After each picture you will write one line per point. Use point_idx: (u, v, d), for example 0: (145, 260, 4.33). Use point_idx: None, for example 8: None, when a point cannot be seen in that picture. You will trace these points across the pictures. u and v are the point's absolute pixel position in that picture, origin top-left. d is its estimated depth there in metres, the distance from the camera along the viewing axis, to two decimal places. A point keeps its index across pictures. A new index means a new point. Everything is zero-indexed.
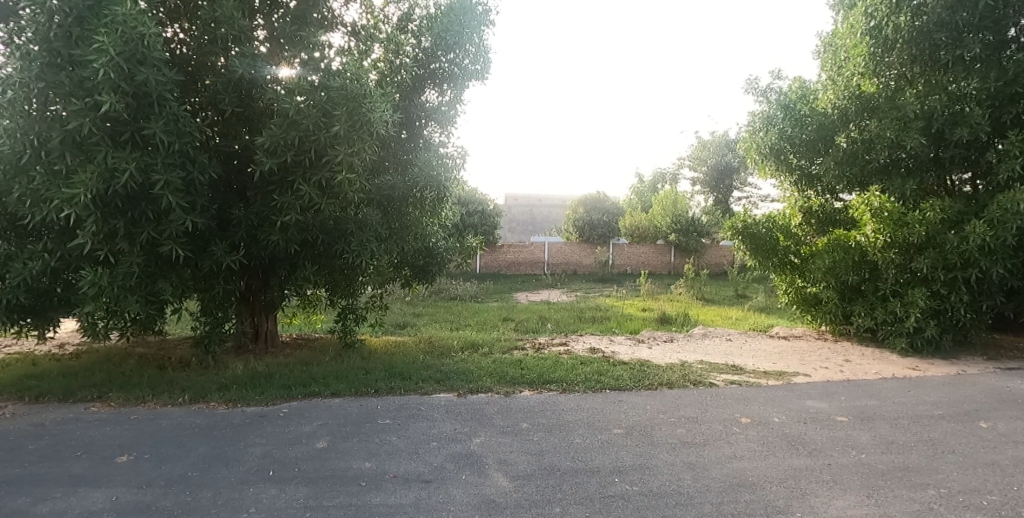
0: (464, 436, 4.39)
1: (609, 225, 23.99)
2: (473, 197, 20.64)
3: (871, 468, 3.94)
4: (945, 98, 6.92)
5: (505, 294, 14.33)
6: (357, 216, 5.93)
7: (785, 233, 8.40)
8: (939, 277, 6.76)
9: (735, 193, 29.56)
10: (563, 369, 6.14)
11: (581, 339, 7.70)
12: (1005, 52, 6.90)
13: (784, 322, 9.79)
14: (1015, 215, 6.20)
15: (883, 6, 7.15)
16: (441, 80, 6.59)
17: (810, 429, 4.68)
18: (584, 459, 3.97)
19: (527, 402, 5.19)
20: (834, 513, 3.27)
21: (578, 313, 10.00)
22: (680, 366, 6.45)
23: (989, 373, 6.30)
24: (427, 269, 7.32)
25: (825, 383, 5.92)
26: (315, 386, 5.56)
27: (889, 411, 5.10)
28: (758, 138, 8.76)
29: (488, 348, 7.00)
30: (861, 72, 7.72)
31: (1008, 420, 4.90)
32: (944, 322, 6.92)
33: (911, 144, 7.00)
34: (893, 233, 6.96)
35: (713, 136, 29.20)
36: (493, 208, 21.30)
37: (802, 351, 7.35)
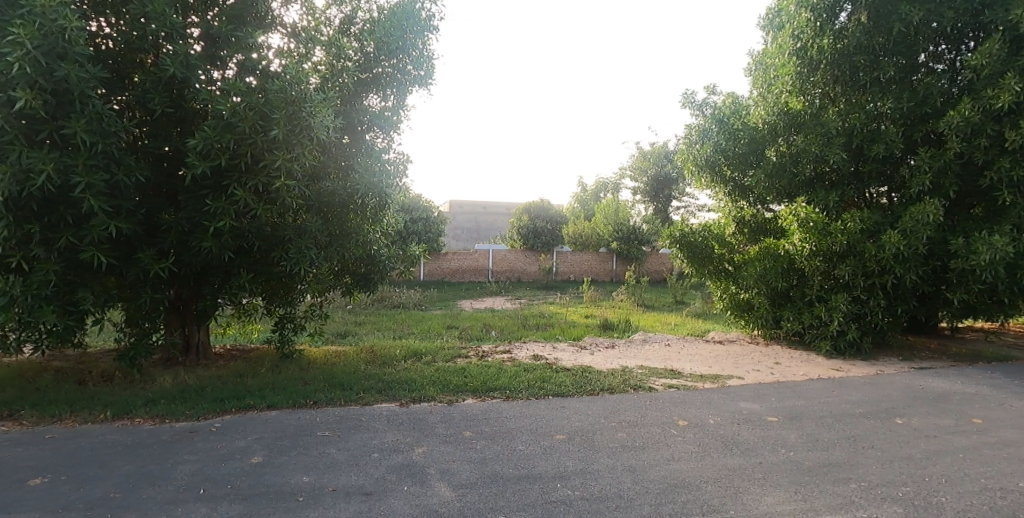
0: (406, 446, 4.32)
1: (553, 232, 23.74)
2: (417, 204, 20.41)
3: (799, 466, 4.19)
4: (863, 116, 7.37)
5: (450, 302, 14.19)
6: (295, 222, 5.73)
7: (719, 241, 8.63)
8: (860, 283, 7.12)
9: (674, 202, 30.50)
10: (506, 376, 6.11)
11: (524, 346, 7.70)
12: (916, 75, 7.35)
13: (721, 328, 10.11)
14: (924, 227, 6.60)
15: (808, 29, 7.66)
16: (385, 86, 6.46)
17: (743, 429, 4.88)
18: (527, 466, 4.00)
19: (470, 410, 5.14)
20: (762, 512, 3.46)
21: (521, 321, 9.98)
22: (621, 371, 6.52)
23: (905, 372, 6.73)
24: (368, 278, 7.09)
25: (756, 385, 6.15)
26: (248, 399, 5.34)
27: (815, 410, 5.39)
28: (693, 150, 8.89)
29: (431, 357, 6.90)
30: (788, 90, 8.14)
31: (920, 416, 5.29)
32: (864, 326, 7.35)
33: (834, 159, 7.36)
34: (818, 242, 7.23)
35: (653, 147, 30.09)
36: (437, 216, 21.10)
37: (735, 355, 7.59)
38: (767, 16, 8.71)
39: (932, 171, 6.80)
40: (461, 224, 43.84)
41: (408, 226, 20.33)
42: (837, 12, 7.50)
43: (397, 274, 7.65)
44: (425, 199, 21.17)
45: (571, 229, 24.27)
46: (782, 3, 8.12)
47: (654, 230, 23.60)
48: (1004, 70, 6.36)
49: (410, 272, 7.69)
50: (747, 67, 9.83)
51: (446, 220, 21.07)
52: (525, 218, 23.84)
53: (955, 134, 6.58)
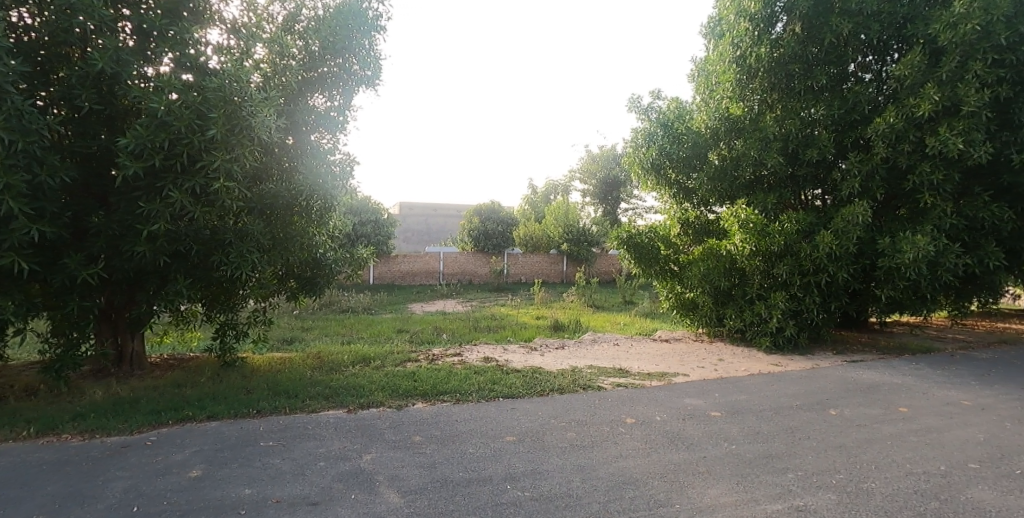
0: (354, 453, 4.23)
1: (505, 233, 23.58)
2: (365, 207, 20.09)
3: (740, 458, 4.34)
4: (798, 122, 7.71)
5: (399, 305, 14.00)
6: (236, 225, 5.52)
7: (665, 242, 8.89)
8: (796, 282, 7.45)
9: (622, 204, 31.17)
10: (456, 379, 6.08)
11: (475, 349, 7.67)
12: (845, 85, 7.74)
13: (667, 327, 10.40)
14: (854, 228, 6.95)
15: (747, 38, 7.99)
16: (330, 86, 6.35)
17: (688, 424, 5.02)
18: (478, 469, 3.99)
19: (420, 414, 5.08)
20: (707, 504, 3.57)
21: (472, 323, 9.96)
22: (571, 371, 6.59)
23: (838, 365, 7.09)
24: (314, 282, 6.90)
25: (700, 382, 6.34)
26: (187, 410, 5.10)
27: (755, 404, 5.60)
28: (639, 153, 9.08)
29: (380, 361, 6.78)
30: (729, 96, 8.49)
31: (851, 407, 5.59)
32: (800, 322, 7.70)
33: (771, 163, 7.69)
34: (757, 242, 7.51)
35: (602, 150, 30.66)
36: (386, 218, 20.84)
37: (681, 353, 7.80)
38: (708, 24, 9.00)
39: (862, 176, 7.16)
40: (412, 227, 43.47)
41: (356, 229, 20.02)
42: (773, 22, 7.85)
43: (344, 277, 7.49)
44: (374, 202, 20.90)
45: (520, 231, 24.25)
46: (722, 12, 8.43)
47: (604, 232, 24.05)
48: (924, 81, 6.77)
49: (358, 275, 7.54)
50: (690, 73, 10.14)
51: (395, 223, 20.87)
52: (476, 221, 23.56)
53: (881, 140, 6.96)
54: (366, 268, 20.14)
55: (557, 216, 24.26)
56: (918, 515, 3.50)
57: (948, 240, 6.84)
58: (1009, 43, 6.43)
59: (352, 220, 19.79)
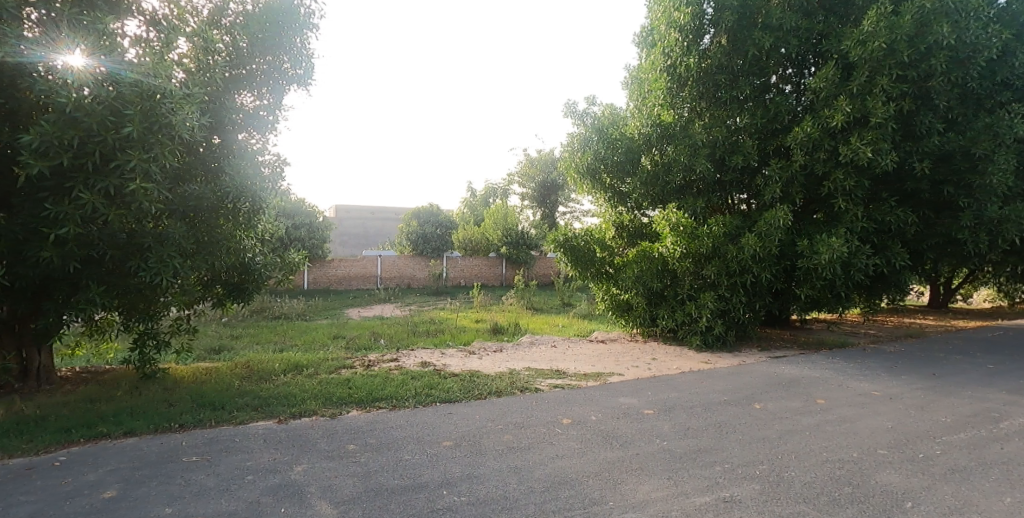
0: (285, 466, 4.08)
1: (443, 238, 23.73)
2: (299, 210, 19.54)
3: (671, 453, 4.50)
4: (724, 130, 8.06)
5: (335, 311, 13.67)
6: (155, 229, 5.22)
7: (600, 245, 9.02)
8: (724, 282, 7.81)
9: (560, 208, 31.63)
10: (392, 385, 5.98)
11: (412, 354, 7.58)
12: (768, 95, 8.13)
13: (604, 328, 10.63)
14: (776, 231, 7.31)
15: (676, 48, 8.34)
16: (259, 84, 6.10)
17: (622, 423, 5.15)
18: (414, 476, 3.94)
19: (354, 422, 4.97)
20: (639, 500, 3.67)
21: (411, 327, 9.85)
22: (509, 374, 6.63)
23: (762, 361, 7.46)
24: (242, 288, 6.67)
25: (634, 381, 6.52)
26: (101, 426, 4.78)
27: (686, 401, 5.81)
28: (575, 158, 9.35)
29: (313, 369, 6.59)
30: (659, 103, 8.76)
31: (773, 400, 5.90)
32: (728, 321, 8.07)
33: (700, 168, 8.03)
34: (687, 245, 7.82)
35: (540, 154, 31.02)
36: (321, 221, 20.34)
37: (616, 353, 8.01)
38: (641, 34, 9.33)
39: (782, 181, 7.63)
40: (351, 231, 42.59)
41: (290, 232, 19.41)
42: (701, 34, 8.17)
43: (274, 283, 7.21)
44: (309, 205, 20.45)
45: (458, 235, 23.93)
46: (654, 22, 8.75)
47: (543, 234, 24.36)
48: (837, 94, 7.23)
49: (289, 281, 7.30)
50: (624, 81, 10.42)
51: (331, 226, 20.47)
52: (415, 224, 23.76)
53: (800, 148, 7.42)
54: (300, 272, 19.52)
55: (497, 219, 24.38)
56: (831, 500, 3.73)
57: (859, 243, 7.33)
58: (912, 60, 6.94)
59: (285, 224, 19.19)
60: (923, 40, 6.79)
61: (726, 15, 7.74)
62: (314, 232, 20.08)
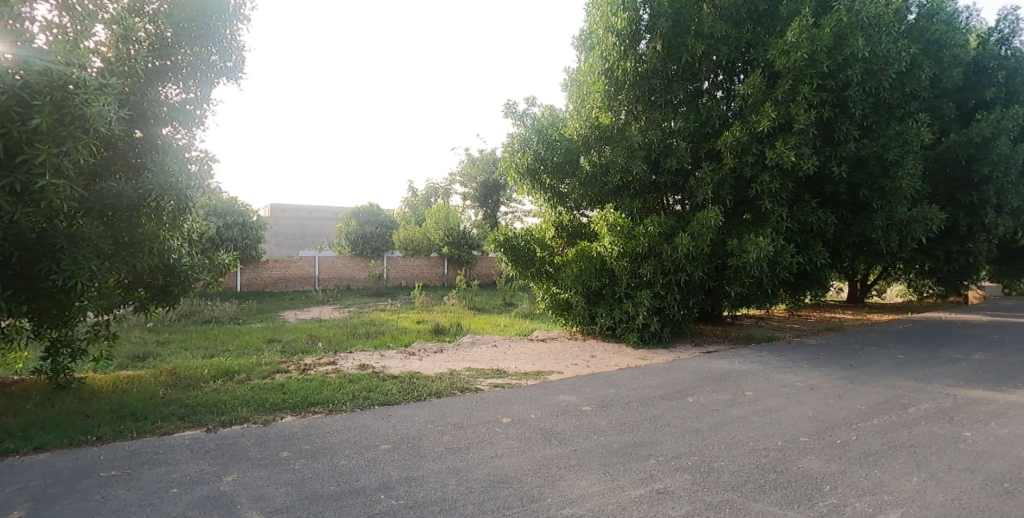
0: (213, 476, 3.92)
1: (383, 238, 23.28)
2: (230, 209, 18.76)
3: (608, 448, 4.62)
4: (659, 133, 8.37)
5: (270, 313, 13.22)
6: (69, 229, 4.90)
7: (541, 245, 9.13)
8: (659, 281, 8.06)
9: (502, 208, 31.64)
10: (329, 389, 5.86)
11: (350, 356, 7.44)
12: (701, 100, 8.47)
13: (545, 326, 10.77)
14: (707, 230, 7.68)
15: (614, 52, 8.53)
16: (185, 76, 5.81)
17: (560, 420, 5.24)
18: (350, 481, 3.87)
19: (288, 428, 4.83)
20: (576, 495, 3.75)
21: (350, 329, 9.66)
22: (449, 374, 6.62)
23: (696, 356, 7.77)
24: (167, 291, 6.26)
25: (573, 378, 6.64)
26: (7, 442, 4.44)
27: (623, 396, 5.97)
28: (515, 157, 9.22)
29: (244, 374, 6.36)
30: (598, 106, 8.94)
31: (705, 393, 6.15)
32: (664, 318, 8.33)
33: (636, 170, 8.28)
34: (624, 245, 8.04)
35: (481, 154, 31.11)
36: (255, 221, 19.61)
37: (556, 351, 8.13)
38: (579, 36, 9.45)
39: (713, 183, 7.99)
40: (289, 231, 41.42)
41: (220, 232, 18.62)
42: (638, 39, 8.42)
43: (203, 286, 6.90)
44: (241, 204, 19.67)
45: (399, 235, 23.76)
46: (592, 26, 8.89)
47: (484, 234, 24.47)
48: (763, 101, 7.60)
49: (219, 283, 7.00)
50: (563, 82, 10.58)
51: (266, 225, 19.79)
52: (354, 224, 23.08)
53: (730, 152, 7.77)
54: (231, 274, 18.73)
55: (438, 219, 24.28)
56: (756, 486, 3.94)
57: (784, 242, 7.76)
58: (831, 70, 7.36)
59: (216, 223, 18.40)
60: (842, 51, 7.18)
61: (661, 21, 8.04)
62: (247, 232, 19.32)
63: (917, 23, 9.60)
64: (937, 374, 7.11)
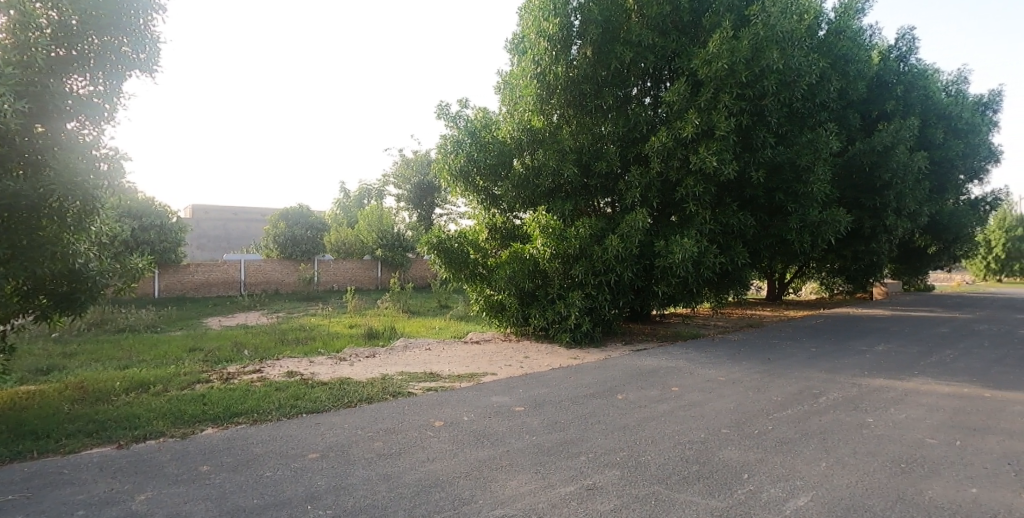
0: (124, 495, 3.70)
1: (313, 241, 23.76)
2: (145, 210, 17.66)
3: (540, 447, 4.71)
4: (590, 138, 8.69)
5: (192, 321, 12.58)
6: None
7: (474, 247, 9.17)
8: (590, 281, 8.27)
9: (437, 210, 31.42)
10: (253, 398, 5.66)
11: (277, 363, 7.21)
12: (629, 106, 8.81)
13: (479, 328, 10.81)
14: (636, 232, 7.98)
15: (546, 57, 8.65)
16: (94, 67, 5.43)
17: (493, 422, 5.29)
18: (275, 493, 3.76)
19: (209, 441, 4.63)
20: (508, 495, 3.80)
21: (279, 336, 9.36)
22: (380, 379, 6.54)
23: (626, 354, 8.02)
24: (73, 298, 5.85)
25: (507, 380, 6.71)
26: None
27: (554, 396, 6.10)
28: (448, 160, 9.15)
29: (161, 386, 6.04)
30: (530, 109, 9.06)
31: (633, 390, 6.37)
32: (595, 318, 8.54)
33: (568, 173, 8.46)
34: (556, 246, 8.19)
35: (416, 155, 30.83)
36: (174, 223, 18.58)
37: (490, 353, 8.17)
38: (512, 40, 9.51)
39: (641, 186, 8.26)
40: (214, 234, 39.56)
41: (135, 235, 17.52)
42: (569, 44, 8.62)
43: (114, 292, 6.50)
44: (158, 205, 18.58)
45: (331, 237, 24.00)
46: (524, 29, 8.94)
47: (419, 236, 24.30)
48: (687, 108, 7.96)
49: (131, 290, 6.61)
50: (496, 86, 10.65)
51: (187, 227, 18.79)
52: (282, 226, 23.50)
53: (656, 156, 8.09)
54: (148, 280, 17.69)
55: (372, 221, 23.97)
56: (680, 478, 4.12)
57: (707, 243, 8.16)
58: (749, 81, 7.79)
59: (130, 226, 17.29)
60: (758, 63, 7.63)
61: (591, 28, 8.29)
62: (165, 235, 18.27)
63: (826, 39, 10.26)
64: (845, 365, 7.67)
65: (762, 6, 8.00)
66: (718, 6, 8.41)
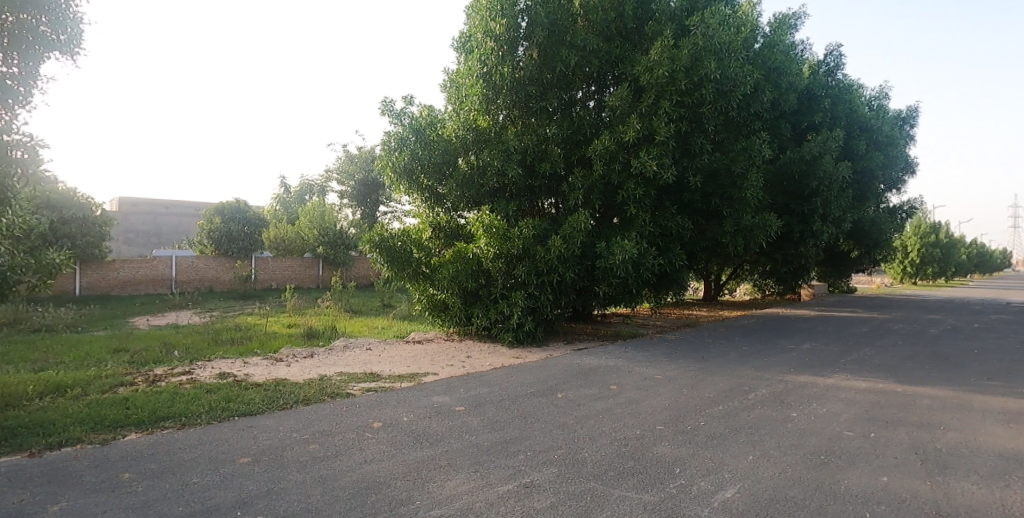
0: (36, 506, 3.50)
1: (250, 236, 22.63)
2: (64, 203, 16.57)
3: (479, 447, 4.76)
4: (534, 138, 8.70)
5: (116, 320, 11.93)
6: None
7: (417, 246, 9.06)
8: (533, 281, 8.36)
9: (381, 208, 30.99)
10: (181, 402, 5.45)
11: (208, 365, 6.96)
12: (574, 109, 9.05)
13: (422, 328, 10.76)
14: (578, 233, 8.14)
15: (492, 57, 8.66)
16: (8, 46, 5.05)
17: (433, 422, 5.31)
18: (203, 499, 3.65)
19: (131, 447, 4.43)
20: (446, 495, 3.83)
21: (212, 335, 9.03)
22: (318, 380, 6.43)
23: (567, 353, 8.18)
24: None
25: (448, 380, 6.73)
26: None
27: (495, 395, 6.16)
28: (391, 157, 9.02)
29: (80, 390, 5.73)
30: (475, 108, 9.05)
31: (573, 389, 6.51)
32: (537, 317, 8.65)
33: (512, 173, 8.53)
34: (499, 246, 8.24)
35: (360, 151, 30.28)
36: (98, 217, 17.53)
37: (432, 353, 8.15)
38: (459, 38, 9.49)
39: (584, 188, 8.42)
40: (144, 228, 37.58)
41: (54, 228, 16.43)
42: (515, 45, 8.70)
43: (28, 289, 6.11)
44: (80, 197, 17.48)
45: (270, 233, 23.33)
46: (471, 29, 8.94)
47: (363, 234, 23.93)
48: (629, 112, 8.20)
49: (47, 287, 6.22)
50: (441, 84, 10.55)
51: (112, 222, 17.76)
52: (218, 221, 22.40)
53: (599, 159, 8.28)
54: (69, 276, 16.72)
55: (314, 218, 23.65)
56: (614, 473, 4.26)
57: (646, 245, 8.42)
58: (688, 88, 8.05)
59: (49, 218, 16.18)
60: (697, 72, 7.91)
61: (538, 31, 8.39)
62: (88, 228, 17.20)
63: (761, 51, 10.71)
64: (773, 362, 8.10)
65: (702, 18, 8.31)
66: (661, 14, 8.70)
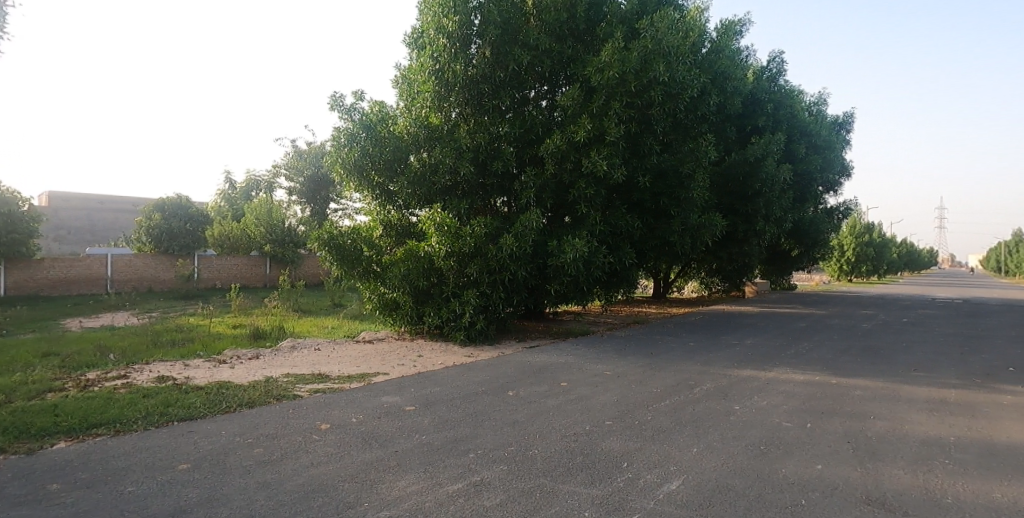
0: None
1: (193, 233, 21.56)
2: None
3: (429, 447, 4.76)
4: (487, 136, 8.70)
5: (45, 323, 11.29)
6: None
7: (368, 244, 8.94)
8: (485, 280, 8.39)
9: (332, 205, 30.41)
10: (116, 407, 5.23)
11: (146, 368, 6.70)
12: (526, 107, 9.11)
13: (373, 327, 10.63)
14: (529, 231, 8.22)
15: (444, 54, 8.62)
16: None
17: (383, 423, 5.27)
18: (139, 508, 3.53)
19: (60, 457, 4.23)
20: (394, 496, 3.83)
21: (151, 337, 8.67)
22: (263, 383, 6.28)
23: (519, 351, 8.26)
24: None
25: (399, 379, 6.69)
26: None
27: (446, 395, 6.17)
28: (341, 153, 8.90)
29: (2, 397, 5.41)
30: (427, 106, 9.02)
31: (524, 387, 6.59)
32: (489, 315, 8.69)
33: (464, 171, 8.53)
34: (451, 244, 8.21)
35: (309, 147, 29.60)
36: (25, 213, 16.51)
37: (383, 353, 8.07)
38: (410, 34, 9.41)
39: (536, 187, 8.49)
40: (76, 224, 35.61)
41: None
42: (467, 43, 8.68)
43: None
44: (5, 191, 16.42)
45: (213, 232, 23.01)
46: (423, 25, 8.87)
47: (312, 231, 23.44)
48: (580, 113, 8.32)
49: None
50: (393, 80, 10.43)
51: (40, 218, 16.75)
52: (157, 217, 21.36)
53: (551, 158, 8.37)
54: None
55: (261, 217, 23.11)
56: (563, 469, 4.35)
57: (597, 243, 8.57)
58: (637, 90, 8.24)
59: None
60: (646, 75, 8.10)
61: (490, 29, 8.40)
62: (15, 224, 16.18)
63: (707, 56, 11.05)
64: (718, 357, 8.40)
65: (650, 22, 8.53)
66: (612, 17, 8.87)
